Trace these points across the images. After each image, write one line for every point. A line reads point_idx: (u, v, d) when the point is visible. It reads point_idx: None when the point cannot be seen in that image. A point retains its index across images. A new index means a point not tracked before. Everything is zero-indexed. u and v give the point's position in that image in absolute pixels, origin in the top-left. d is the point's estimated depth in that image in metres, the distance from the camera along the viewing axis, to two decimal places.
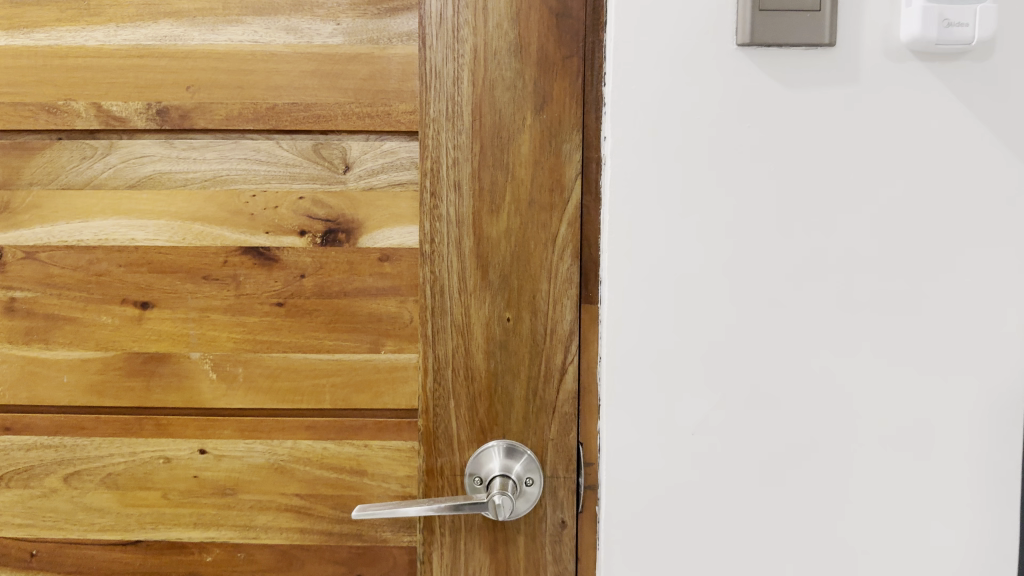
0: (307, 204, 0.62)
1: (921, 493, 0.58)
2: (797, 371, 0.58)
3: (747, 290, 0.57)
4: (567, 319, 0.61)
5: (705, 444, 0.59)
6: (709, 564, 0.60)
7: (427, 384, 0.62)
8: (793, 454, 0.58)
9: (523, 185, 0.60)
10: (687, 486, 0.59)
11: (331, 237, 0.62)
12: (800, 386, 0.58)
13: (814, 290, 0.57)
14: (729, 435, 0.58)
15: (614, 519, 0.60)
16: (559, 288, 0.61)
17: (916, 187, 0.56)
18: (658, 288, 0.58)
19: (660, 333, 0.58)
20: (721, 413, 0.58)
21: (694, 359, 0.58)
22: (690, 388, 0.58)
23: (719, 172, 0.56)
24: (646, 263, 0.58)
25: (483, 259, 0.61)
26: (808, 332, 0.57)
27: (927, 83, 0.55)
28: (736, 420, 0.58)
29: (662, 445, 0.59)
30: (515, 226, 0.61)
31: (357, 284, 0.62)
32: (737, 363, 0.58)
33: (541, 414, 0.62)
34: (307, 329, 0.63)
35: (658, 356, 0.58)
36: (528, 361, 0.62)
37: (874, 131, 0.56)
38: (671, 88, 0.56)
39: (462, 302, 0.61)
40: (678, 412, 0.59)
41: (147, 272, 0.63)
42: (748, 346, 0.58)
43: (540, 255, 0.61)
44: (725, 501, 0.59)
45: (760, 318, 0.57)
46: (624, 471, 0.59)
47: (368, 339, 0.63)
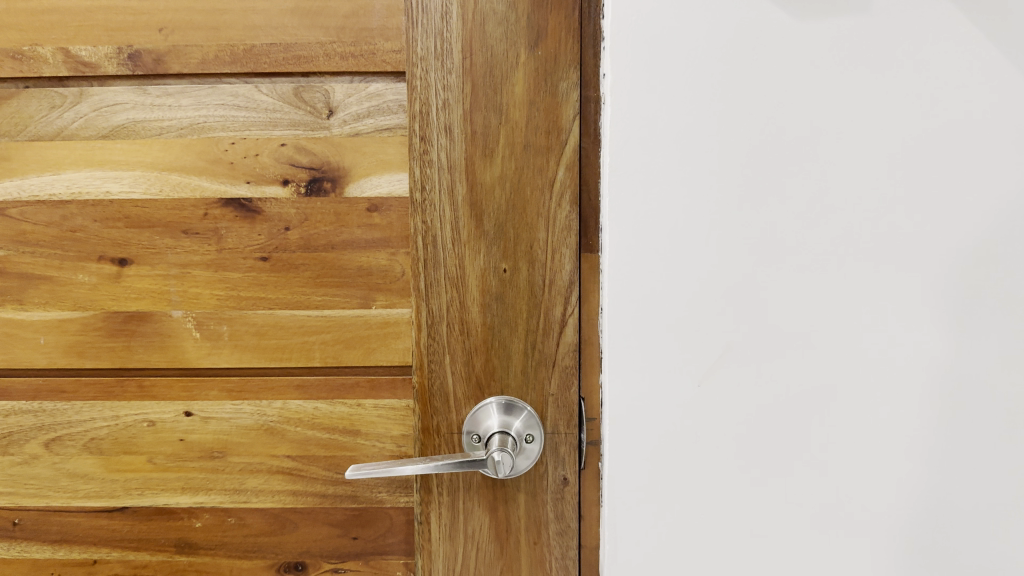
0: (290, 151, 0.59)
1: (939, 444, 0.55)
2: (808, 320, 0.55)
3: (755, 236, 0.54)
4: (566, 269, 0.58)
5: (708, 394, 0.56)
6: (716, 520, 0.57)
7: (421, 340, 0.59)
8: (805, 406, 0.56)
9: (518, 127, 0.57)
10: (694, 442, 0.57)
11: (316, 186, 0.59)
12: (812, 336, 0.55)
13: (825, 232, 0.54)
14: (737, 388, 0.56)
15: (616, 476, 0.58)
16: (558, 236, 0.58)
17: (935, 123, 0.52)
18: (660, 236, 0.55)
19: (664, 282, 0.55)
20: (728, 365, 0.56)
21: (699, 308, 0.55)
22: (695, 337, 0.56)
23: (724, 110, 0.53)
24: (647, 208, 0.55)
25: (477, 206, 0.58)
26: (817, 276, 0.54)
27: (948, 10, 0.51)
28: (742, 368, 0.56)
29: (666, 398, 0.56)
30: (510, 170, 0.58)
31: (344, 236, 0.59)
32: (747, 313, 0.55)
33: (541, 367, 0.59)
34: (293, 284, 0.60)
35: (662, 308, 0.56)
36: (527, 313, 0.59)
37: (890, 61, 0.52)
38: (675, 21, 0.53)
39: (456, 253, 0.58)
40: (683, 364, 0.56)
41: (124, 228, 0.60)
42: (756, 294, 0.55)
43: (536, 200, 0.58)
44: (734, 459, 0.57)
45: (766, 262, 0.55)
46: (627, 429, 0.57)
47: (358, 294, 0.60)
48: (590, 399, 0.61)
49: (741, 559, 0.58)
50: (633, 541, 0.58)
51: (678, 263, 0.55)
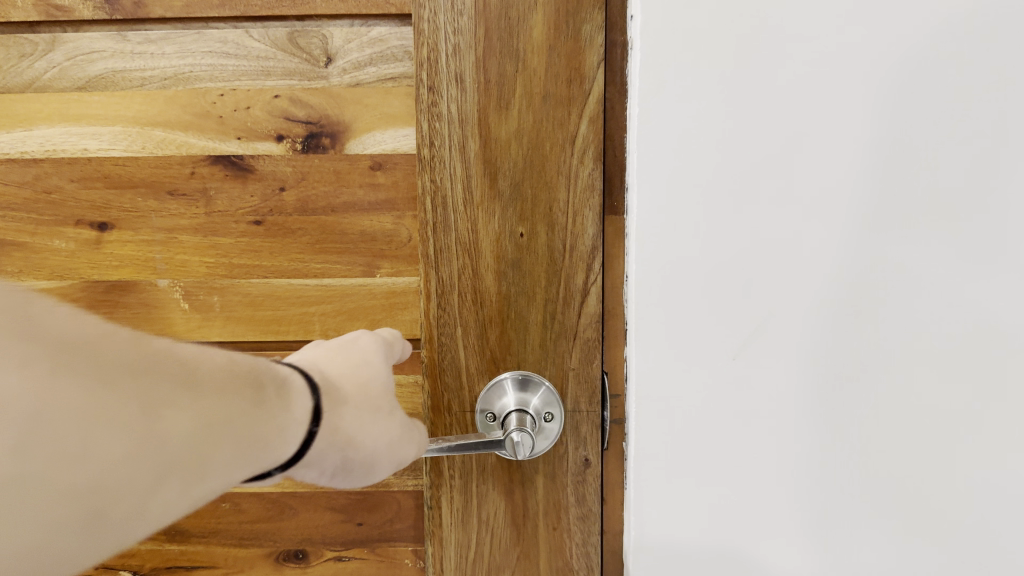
0: (284, 103, 0.53)
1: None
2: (867, 291, 0.46)
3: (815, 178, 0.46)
4: (589, 233, 0.53)
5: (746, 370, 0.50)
6: (751, 507, 0.52)
7: (431, 310, 0.54)
8: (867, 379, 0.48)
9: (537, 76, 0.51)
10: (734, 412, 0.51)
11: (313, 142, 0.53)
12: (872, 309, 0.47)
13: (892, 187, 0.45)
14: (784, 353, 0.49)
15: (646, 444, 0.53)
16: (579, 197, 0.53)
17: None
18: (701, 180, 0.48)
19: (703, 232, 0.49)
20: (769, 340, 0.49)
21: (743, 263, 0.48)
22: (732, 307, 0.49)
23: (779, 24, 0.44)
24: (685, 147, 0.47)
25: (492, 164, 0.53)
26: (880, 240, 0.45)
27: None
28: (785, 344, 0.49)
29: (702, 362, 0.51)
30: (528, 124, 0.52)
31: (346, 197, 0.54)
32: (799, 269, 0.47)
33: (561, 339, 0.54)
34: (290, 250, 0.54)
35: (700, 261, 0.49)
36: (545, 281, 0.54)
37: None
38: None
39: (467, 216, 0.53)
40: (722, 327, 0.49)
41: (103, 188, 0.55)
42: (813, 246, 0.47)
43: (556, 156, 0.52)
44: (772, 442, 0.50)
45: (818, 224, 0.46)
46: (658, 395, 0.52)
47: (361, 262, 0.54)
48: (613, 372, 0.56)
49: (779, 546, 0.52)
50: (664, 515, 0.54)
51: (720, 211, 0.48)
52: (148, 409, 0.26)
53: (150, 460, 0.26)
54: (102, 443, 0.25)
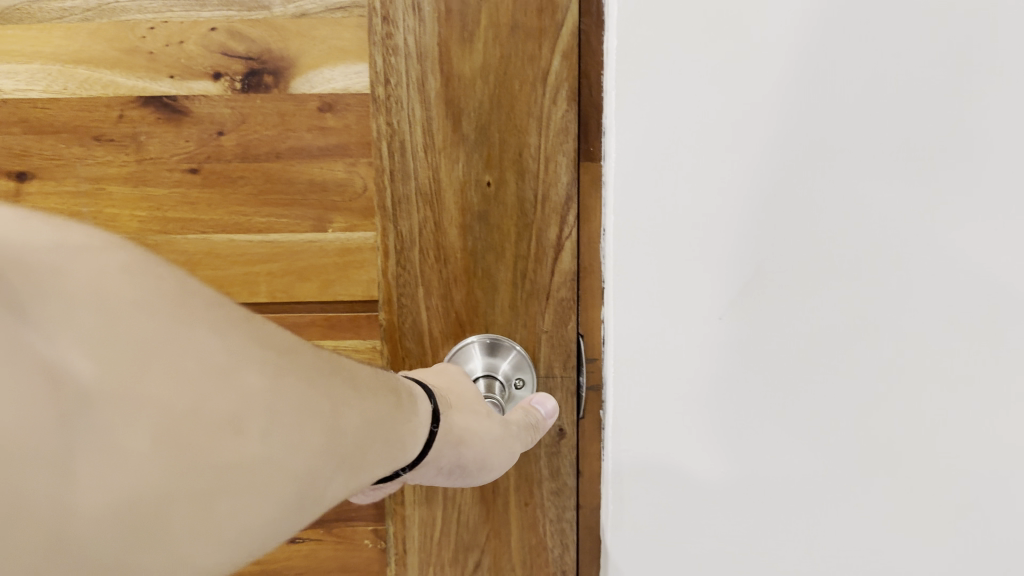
0: (222, 37, 0.47)
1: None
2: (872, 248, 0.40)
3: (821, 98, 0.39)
4: (563, 182, 0.48)
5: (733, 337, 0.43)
6: (737, 495, 0.45)
7: (389, 269, 0.49)
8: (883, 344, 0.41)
9: (504, 6, 0.46)
10: (727, 383, 0.44)
11: (255, 81, 0.48)
12: (878, 267, 0.40)
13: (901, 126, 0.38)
14: (785, 311, 0.42)
15: (628, 418, 0.48)
16: (552, 142, 0.48)
17: None
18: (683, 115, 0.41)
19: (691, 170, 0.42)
20: (760, 303, 0.42)
21: (739, 203, 0.41)
22: (716, 263, 0.43)
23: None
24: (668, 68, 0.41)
25: (455, 105, 0.47)
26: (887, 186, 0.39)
27: None
28: (777, 308, 0.42)
29: (690, 326, 0.44)
30: (494, 59, 0.47)
31: (292, 142, 0.48)
32: (804, 210, 0.40)
33: (533, 300, 0.50)
34: (231, 202, 0.49)
35: (688, 205, 0.43)
36: (515, 236, 0.49)
37: None
38: None
39: (428, 163, 0.48)
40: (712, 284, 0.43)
41: (20, 133, 0.49)
42: (819, 181, 0.40)
43: (527, 95, 0.47)
44: (763, 422, 0.44)
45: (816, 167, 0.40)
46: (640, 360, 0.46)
47: (311, 215, 0.49)
48: (590, 335, 0.51)
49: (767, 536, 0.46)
50: (651, 501, 0.48)
51: (709, 144, 0.41)
52: (334, 405, 0.33)
53: (330, 453, 0.32)
54: (304, 435, 0.31)
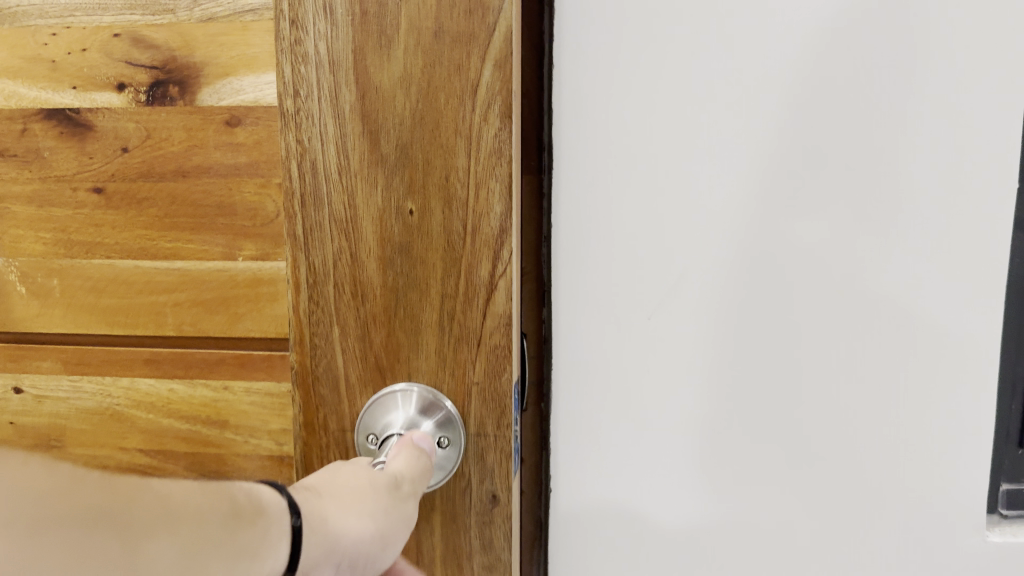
0: (125, 44, 0.43)
1: (918, 349, 0.55)
2: (706, 309, 0.55)
3: (728, 143, 0.53)
4: (496, 212, 0.42)
5: (627, 363, 0.57)
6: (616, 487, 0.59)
7: (300, 305, 0.43)
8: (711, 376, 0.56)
9: (427, 6, 0.40)
10: (621, 396, 0.57)
11: (158, 92, 0.43)
12: (710, 323, 0.56)
13: (728, 218, 0.54)
14: (720, 303, 0.55)
15: (584, 405, 0.58)
16: (483, 167, 0.41)
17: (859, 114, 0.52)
18: (603, 188, 0.54)
19: (633, 203, 0.54)
20: (648, 337, 0.56)
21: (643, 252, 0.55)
22: (622, 303, 0.56)
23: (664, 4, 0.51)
24: (609, 118, 0.53)
25: (371, 122, 0.41)
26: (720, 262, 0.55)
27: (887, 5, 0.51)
28: (653, 344, 0.56)
29: (601, 351, 0.57)
30: (416, 69, 0.40)
31: (199, 160, 0.43)
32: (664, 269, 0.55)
33: (461, 346, 0.43)
34: (136, 224, 0.45)
35: (601, 249, 0.55)
36: (441, 273, 0.42)
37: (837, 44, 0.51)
38: None
39: (343, 186, 0.42)
40: (615, 318, 0.56)
41: None
42: (735, 205, 0.54)
43: (453, 111, 0.41)
44: (641, 427, 0.58)
45: (680, 239, 0.54)
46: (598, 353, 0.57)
47: (220, 241, 0.44)
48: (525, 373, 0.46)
49: (629, 522, 0.60)
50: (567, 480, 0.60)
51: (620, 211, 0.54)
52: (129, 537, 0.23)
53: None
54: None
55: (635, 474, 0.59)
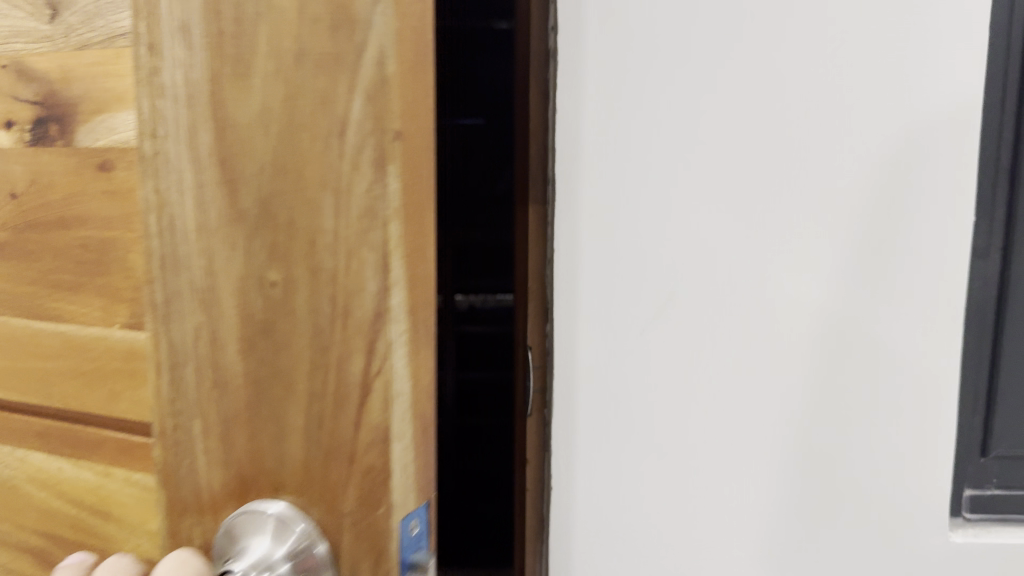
0: (14, 78, 0.39)
1: (744, 377, 0.66)
2: (627, 322, 0.66)
3: (732, 204, 0.64)
4: (369, 290, 0.33)
5: (607, 367, 0.67)
6: (579, 467, 0.69)
7: (163, 391, 0.36)
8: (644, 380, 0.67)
9: (286, 22, 0.31)
10: (611, 397, 0.68)
11: (40, 131, 0.38)
12: (632, 335, 0.66)
13: (639, 249, 0.65)
14: (700, 331, 0.66)
15: (576, 398, 0.68)
16: (353, 234, 0.32)
17: (816, 178, 0.64)
18: (605, 219, 0.65)
19: (627, 236, 0.65)
20: (633, 350, 0.66)
21: (627, 279, 0.65)
22: (597, 315, 0.66)
23: (650, 88, 0.63)
24: (612, 172, 0.65)
25: (230, 169, 0.33)
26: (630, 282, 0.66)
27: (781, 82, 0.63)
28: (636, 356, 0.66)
29: (589, 353, 0.67)
30: (274, 102, 0.31)
31: (75, 210, 0.38)
32: (615, 288, 0.66)
33: (330, 462, 0.33)
34: (26, 278, 0.41)
35: (594, 267, 0.66)
36: (304, 366, 0.33)
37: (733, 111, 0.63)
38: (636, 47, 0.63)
39: (201, 250, 0.34)
40: (608, 330, 0.67)
41: None
42: (719, 249, 0.65)
43: (316, 159, 0.31)
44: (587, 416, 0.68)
45: (637, 264, 0.65)
46: (601, 374, 0.67)
47: (98, 304, 0.38)
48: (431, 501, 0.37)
49: (623, 512, 0.69)
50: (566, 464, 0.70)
51: (614, 239, 0.65)
52: None
53: None
54: None
55: (610, 458, 0.69)
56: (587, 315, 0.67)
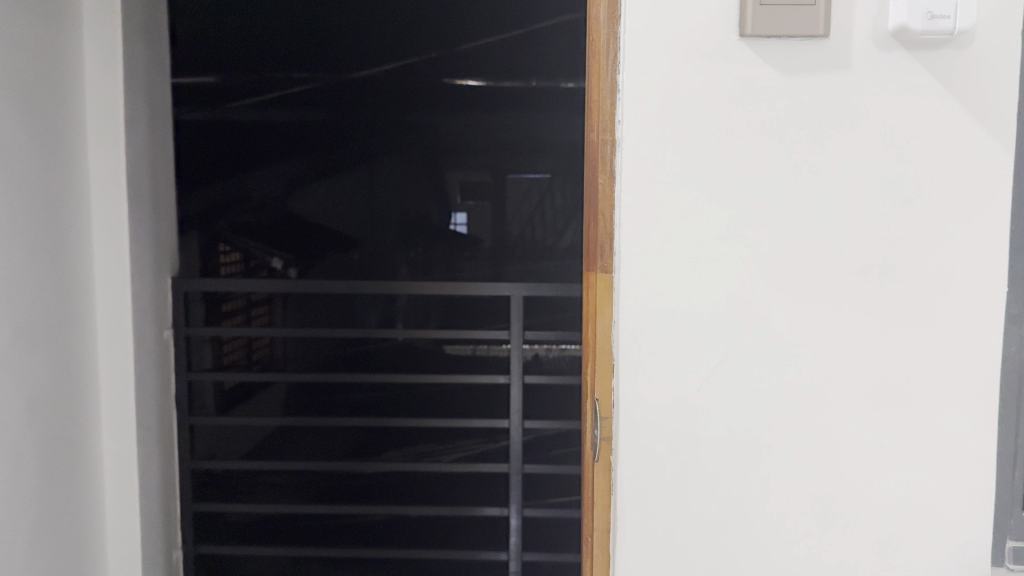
0: None
1: (803, 491, 0.54)
2: (674, 416, 0.54)
3: (775, 280, 0.52)
4: None
5: (653, 470, 0.55)
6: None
7: None
8: (699, 483, 0.55)
9: None
10: (665, 502, 0.55)
11: None
12: (678, 433, 0.54)
13: (689, 328, 0.53)
14: (816, 468, 0.54)
15: (625, 506, 0.55)
16: None
17: (913, 250, 0.52)
18: (648, 292, 0.53)
19: (654, 315, 0.53)
20: (652, 454, 0.54)
21: (642, 371, 0.54)
22: (646, 406, 0.54)
23: (735, 173, 0.52)
24: (659, 232, 0.52)
25: None
26: (677, 369, 0.53)
27: (867, 133, 0.51)
28: (656, 464, 0.54)
29: (639, 452, 0.54)
30: None
31: None
32: (665, 375, 0.54)
33: None
34: None
35: (643, 347, 0.53)
36: None
37: (793, 171, 0.51)
38: (677, 91, 0.51)
39: None
40: (652, 425, 0.54)
41: None
42: (835, 367, 0.53)
43: None
44: (629, 527, 0.55)
45: (662, 351, 0.53)
46: (666, 507, 0.55)
47: None
48: None
49: None
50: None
51: (653, 317, 0.53)
52: None
53: None
54: None
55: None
56: (662, 446, 0.54)
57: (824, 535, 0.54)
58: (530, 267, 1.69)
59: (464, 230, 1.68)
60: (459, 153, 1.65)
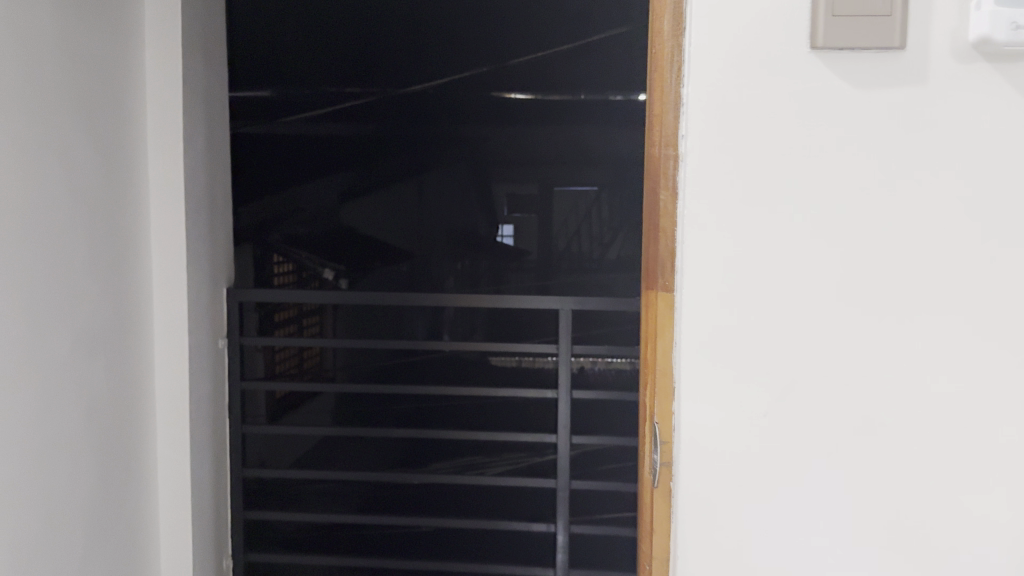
0: None
1: (867, 513, 0.52)
2: (734, 432, 0.53)
3: (840, 294, 0.51)
4: None
5: (713, 486, 0.53)
6: None
7: None
8: (759, 500, 0.53)
9: None
10: (726, 519, 0.54)
11: None
12: (739, 450, 0.53)
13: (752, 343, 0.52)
14: (883, 491, 0.52)
15: (683, 521, 0.54)
16: None
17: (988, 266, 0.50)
18: (709, 305, 0.52)
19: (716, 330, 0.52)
20: (713, 470, 0.53)
21: (702, 386, 0.52)
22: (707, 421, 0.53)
23: (801, 185, 0.50)
24: (721, 246, 0.51)
25: None
26: (738, 384, 0.52)
27: (937, 147, 0.49)
28: (715, 480, 0.53)
29: (699, 468, 0.53)
30: None
31: None
32: (727, 391, 0.52)
33: None
34: None
35: (705, 361, 0.52)
36: None
37: (861, 184, 0.50)
38: (744, 103, 0.50)
39: None
40: (711, 440, 0.53)
41: None
42: (905, 385, 0.51)
43: None
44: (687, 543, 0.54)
45: (723, 366, 0.52)
46: (726, 524, 0.54)
47: None
48: None
49: None
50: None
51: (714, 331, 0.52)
52: None
53: None
54: None
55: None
56: (723, 471, 0.53)
57: (888, 558, 0.53)
58: (575, 279, 1.66)
59: (510, 242, 1.66)
60: (506, 165, 1.64)
